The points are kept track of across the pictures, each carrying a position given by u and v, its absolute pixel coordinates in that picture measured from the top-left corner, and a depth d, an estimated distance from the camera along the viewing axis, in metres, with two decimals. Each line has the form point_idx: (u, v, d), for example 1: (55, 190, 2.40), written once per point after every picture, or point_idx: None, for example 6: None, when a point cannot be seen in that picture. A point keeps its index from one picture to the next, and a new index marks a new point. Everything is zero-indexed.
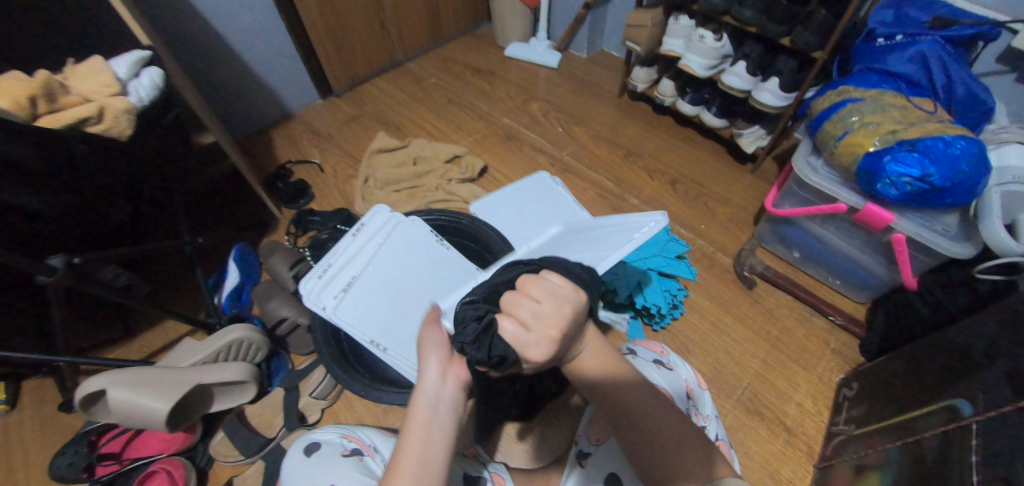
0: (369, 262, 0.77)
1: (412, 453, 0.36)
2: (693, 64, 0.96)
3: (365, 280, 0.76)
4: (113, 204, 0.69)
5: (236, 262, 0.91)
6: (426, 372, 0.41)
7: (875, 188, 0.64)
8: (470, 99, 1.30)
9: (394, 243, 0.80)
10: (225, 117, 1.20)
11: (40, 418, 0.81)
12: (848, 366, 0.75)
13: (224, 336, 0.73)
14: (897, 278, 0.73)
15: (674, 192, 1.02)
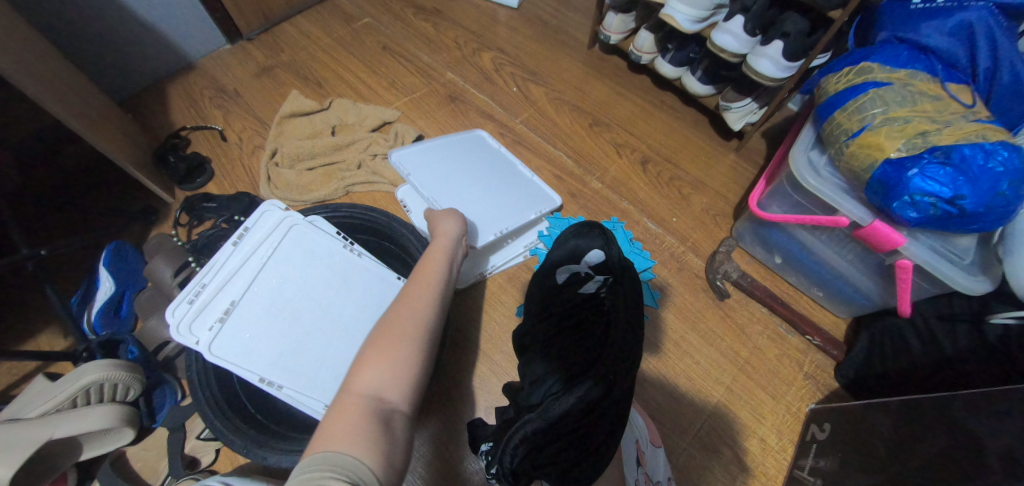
0: (258, 282, 0.62)
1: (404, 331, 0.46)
2: (677, 15, 0.76)
3: (253, 306, 0.61)
4: None
5: (109, 269, 0.72)
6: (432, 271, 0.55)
7: (889, 206, 0.50)
8: (410, 47, 1.06)
9: (289, 255, 0.64)
10: (94, 69, 0.95)
11: None
12: (819, 394, 0.67)
13: (78, 378, 0.58)
14: (889, 300, 0.62)
15: (645, 174, 0.87)
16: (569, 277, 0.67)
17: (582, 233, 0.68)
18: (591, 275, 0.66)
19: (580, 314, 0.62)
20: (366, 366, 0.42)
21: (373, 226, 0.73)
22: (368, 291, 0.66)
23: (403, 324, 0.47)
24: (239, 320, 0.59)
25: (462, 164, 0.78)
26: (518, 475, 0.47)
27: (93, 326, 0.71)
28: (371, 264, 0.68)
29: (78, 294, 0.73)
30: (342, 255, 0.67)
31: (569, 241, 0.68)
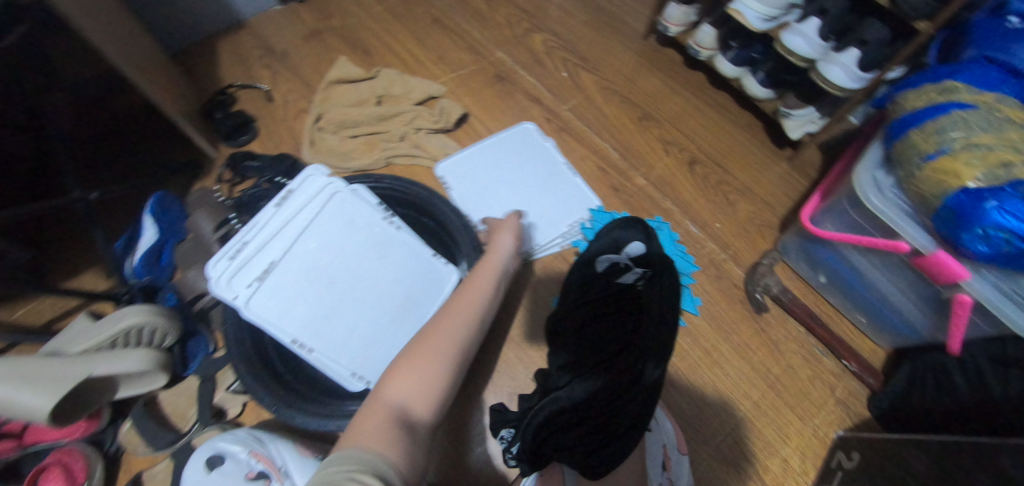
0: (297, 245, 0.63)
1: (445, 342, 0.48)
2: (747, 12, 0.72)
3: (291, 269, 0.62)
4: None
5: (153, 217, 0.73)
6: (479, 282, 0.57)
7: (958, 237, 0.47)
8: (461, 21, 1.03)
9: (330, 221, 0.65)
10: (152, 18, 0.96)
11: None
12: (850, 421, 0.65)
13: (119, 321, 0.60)
14: (941, 336, 0.59)
15: (691, 175, 0.84)
16: (608, 267, 0.64)
17: (628, 224, 0.63)
18: (631, 266, 0.62)
19: (617, 307, 0.60)
20: (398, 375, 0.44)
21: (411, 200, 0.72)
22: (402, 266, 0.66)
23: (441, 334, 0.49)
24: (277, 281, 0.60)
25: (515, 165, 0.84)
26: (537, 455, 0.51)
27: (135, 271, 0.72)
28: (408, 238, 0.67)
29: (121, 241, 0.74)
30: (380, 226, 0.67)
31: (609, 232, 0.64)
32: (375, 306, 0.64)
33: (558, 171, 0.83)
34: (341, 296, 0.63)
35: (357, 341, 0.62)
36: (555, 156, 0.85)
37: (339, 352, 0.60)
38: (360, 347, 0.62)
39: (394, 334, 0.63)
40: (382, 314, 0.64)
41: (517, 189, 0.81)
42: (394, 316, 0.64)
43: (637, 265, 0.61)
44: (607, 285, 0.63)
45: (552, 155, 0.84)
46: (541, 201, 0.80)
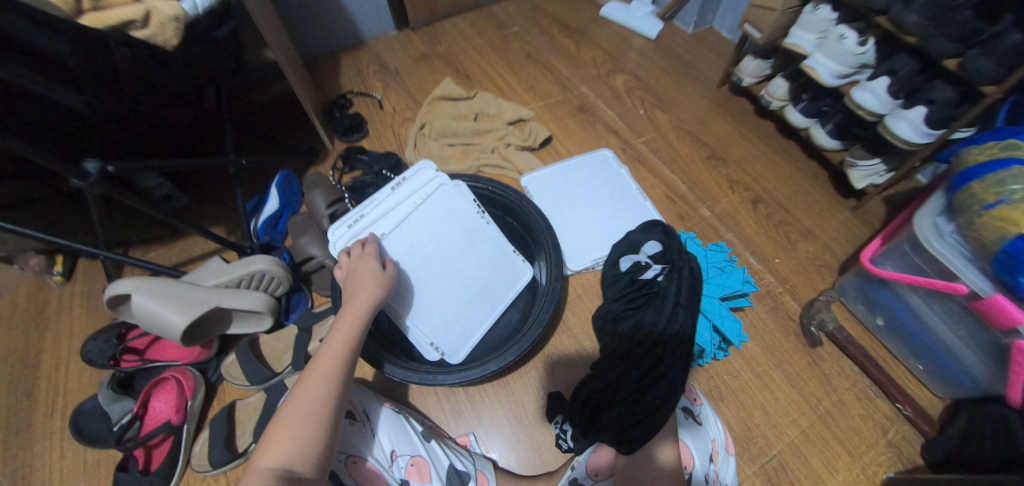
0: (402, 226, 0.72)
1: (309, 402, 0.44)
2: (819, 67, 0.81)
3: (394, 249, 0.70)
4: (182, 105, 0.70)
5: (279, 189, 0.89)
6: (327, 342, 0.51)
7: (1015, 282, 0.52)
8: (552, 59, 1.17)
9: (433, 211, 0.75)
10: (299, 33, 1.16)
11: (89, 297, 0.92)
12: (902, 465, 0.65)
13: (250, 264, 0.73)
14: (1001, 388, 0.60)
15: (753, 212, 0.89)
16: (631, 265, 0.74)
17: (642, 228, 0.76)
18: (649, 264, 0.72)
19: (639, 298, 0.68)
20: (271, 442, 0.41)
21: (503, 200, 0.83)
22: (487, 258, 0.76)
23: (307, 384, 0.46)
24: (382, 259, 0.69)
25: (586, 184, 0.93)
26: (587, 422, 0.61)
27: (258, 231, 0.87)
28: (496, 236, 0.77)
29: (252, 202, 0.90)
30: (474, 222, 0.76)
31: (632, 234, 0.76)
32: (461, 286, 0.74)
33: (630, 194, 0.91)
34: (434, 273, 0.72)
35: (441, 317, 0.72)
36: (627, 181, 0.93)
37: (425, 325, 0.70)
38: (441, 323, 0.71)
39: (471, 315, 0.74)
40: (465, 298, 0.74)
41: (590, 206, 0.90)
42: (474, 300, 0.74)
43: (654, 262, 0.72)
44: (633, 280, 0.71)
45: (625, 180, 0.93)
46: (612, 218, 0.89)
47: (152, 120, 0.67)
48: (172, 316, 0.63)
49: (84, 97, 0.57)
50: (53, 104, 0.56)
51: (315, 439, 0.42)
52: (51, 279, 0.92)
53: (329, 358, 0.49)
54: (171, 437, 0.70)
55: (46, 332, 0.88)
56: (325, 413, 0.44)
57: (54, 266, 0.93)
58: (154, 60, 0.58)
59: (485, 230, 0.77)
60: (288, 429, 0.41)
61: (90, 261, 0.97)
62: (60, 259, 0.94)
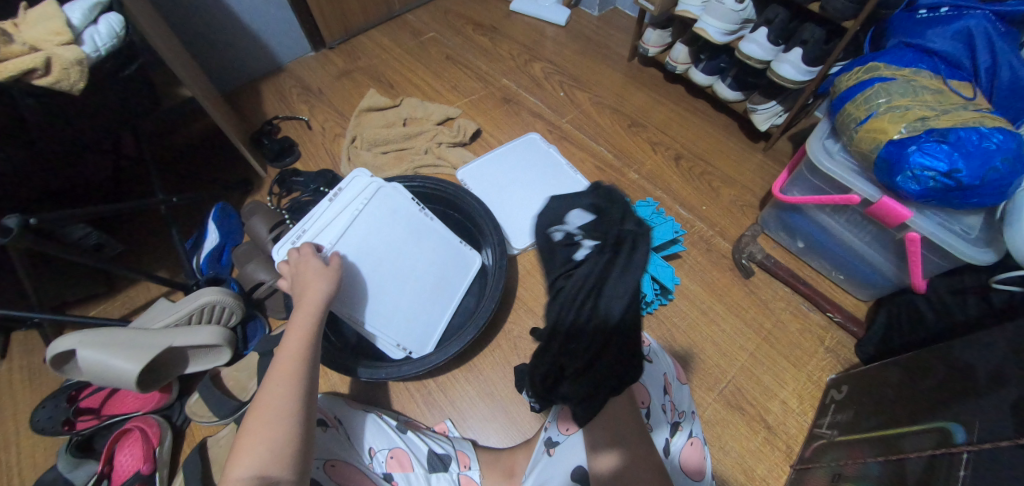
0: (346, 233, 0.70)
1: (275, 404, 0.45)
2: (708, 28, 0.87)
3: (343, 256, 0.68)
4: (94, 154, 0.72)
5: (217, 223, 0.87)
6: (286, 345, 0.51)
7: (895, 181, 0.57)
8: (470, 57, 1.21)
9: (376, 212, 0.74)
10: (211, 68, 1.14)
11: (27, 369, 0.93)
12: (840, 365, 0.71)
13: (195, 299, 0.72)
14: (904, 279, 0.67)
15: (677, 168, 0.96)
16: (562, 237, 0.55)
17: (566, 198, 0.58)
18: (580, 238, 0.53)
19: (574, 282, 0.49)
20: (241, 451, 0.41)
21: (444, 196, 0.84)
22: (434, 251, 0.78)
23: (273, 384, 0.47)
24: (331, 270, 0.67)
25: (520, 167, 0.96)
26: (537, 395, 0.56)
27: (201, 267, 0.84)
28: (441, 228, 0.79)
29: (191, 240, 0.88)
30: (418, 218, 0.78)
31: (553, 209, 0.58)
32: (417, 284, 0.75)
33: (562, 169, 0.95)
34: (389, 276, 0.73)
35: (401, 314, 0.72)
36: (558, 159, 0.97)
37: (388, 326, 0.71)
38: (403, 320, 0.72)
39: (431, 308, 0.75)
40: (420, 292, 0.75)
41: (527, 187, 0.93)
42: (429, 294, 0.76)
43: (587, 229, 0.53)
44: (564, 265, 0.52)
45: (556, 157, 0.97)
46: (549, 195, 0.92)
47: (69, 172, 0.70)
48: (123, 363, 0.64)
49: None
50: None
51: (286, 438, 0.43)
52: None
53: (285, 362, 0.49)
54: None
55: None
56: (292, 411, 0.45)
57: None
58: (60, 107, 0.61)
59: (429, 226, 0.79)
60: (256, 435, 0.42)
61: (23, 334, 0.96)
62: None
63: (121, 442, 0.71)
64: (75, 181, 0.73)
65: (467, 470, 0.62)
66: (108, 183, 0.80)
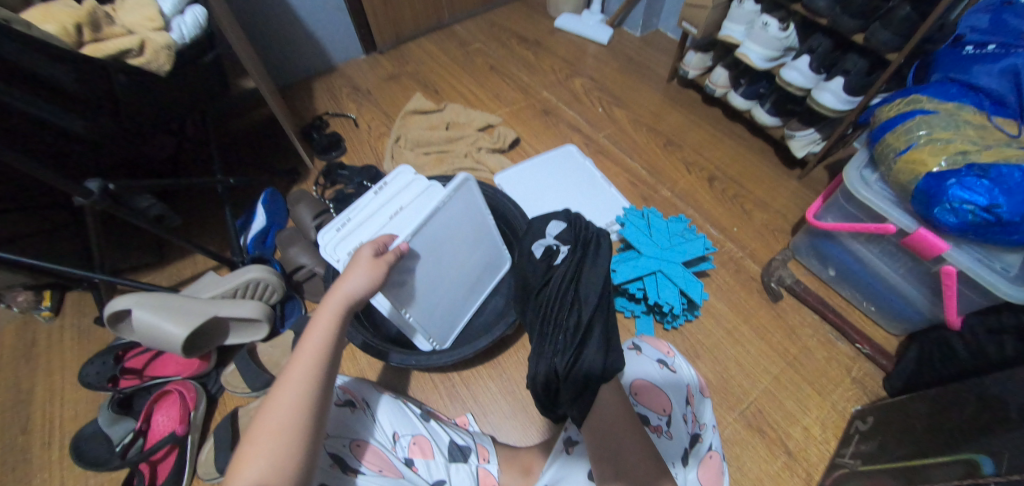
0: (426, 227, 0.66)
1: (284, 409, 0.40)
2: (751, 54, 0.90)
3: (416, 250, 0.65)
4: (163, 134, 0.75)
5: (264, 206, 0.93)
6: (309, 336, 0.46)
7: (931, 214, 0.57)
8: (513, 69, 1.26)
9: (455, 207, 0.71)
10: (272, 64, 1.22)
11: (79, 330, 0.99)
12: (867, 398, 0.70)
13: (243, 274, 0.78)
14: (938, 314, 0.66)
15: (710, 189, 0.97)
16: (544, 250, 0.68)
17: (544, 217, 0.73)
18: (558, 247, 0.67)
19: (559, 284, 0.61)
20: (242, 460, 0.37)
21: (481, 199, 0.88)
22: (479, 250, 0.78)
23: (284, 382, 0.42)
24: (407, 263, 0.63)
25: (556, 177, 1.00)
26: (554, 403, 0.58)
27: (248, 247, 0.90)
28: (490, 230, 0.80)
29: (239, 220, 0.94)
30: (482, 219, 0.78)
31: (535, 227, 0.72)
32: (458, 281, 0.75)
33: (596, 182, 0.98)
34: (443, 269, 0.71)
35: (438, 306, 0.73)
36: (592, 171, 1.00)
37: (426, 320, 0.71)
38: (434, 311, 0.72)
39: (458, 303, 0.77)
40: (457, 289, 0.76)
41: (561, 195, 0.96)
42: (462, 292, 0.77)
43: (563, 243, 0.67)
44: (548, 268, 0.65)
45: (591, 169, 1.00)
46: (582, 205, 0.95)
47: (137, 150, 0.72)
48: (172, 327, 0.68)
49: (82, 121, 0.62)
50: (53, 129, 0.60)
51: (292, 460, 0.38)
52: (39, 314, 0.98)
53: (302, 365, 0.44)
54: (177, 448, 0.72)
55: None
56: (301, 428, 0.40)
57: (42, 301, 0.99)
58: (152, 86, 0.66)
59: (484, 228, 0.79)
60: (258, 450, 0.37)
61: (77, 296, 1.04)
62: (47, 295, 1.00)
63: (160, 403, 0.77)
64: (141, 159, 0.74)
65: (486, 463, 0.63)
66: (170, 160, 0.81)
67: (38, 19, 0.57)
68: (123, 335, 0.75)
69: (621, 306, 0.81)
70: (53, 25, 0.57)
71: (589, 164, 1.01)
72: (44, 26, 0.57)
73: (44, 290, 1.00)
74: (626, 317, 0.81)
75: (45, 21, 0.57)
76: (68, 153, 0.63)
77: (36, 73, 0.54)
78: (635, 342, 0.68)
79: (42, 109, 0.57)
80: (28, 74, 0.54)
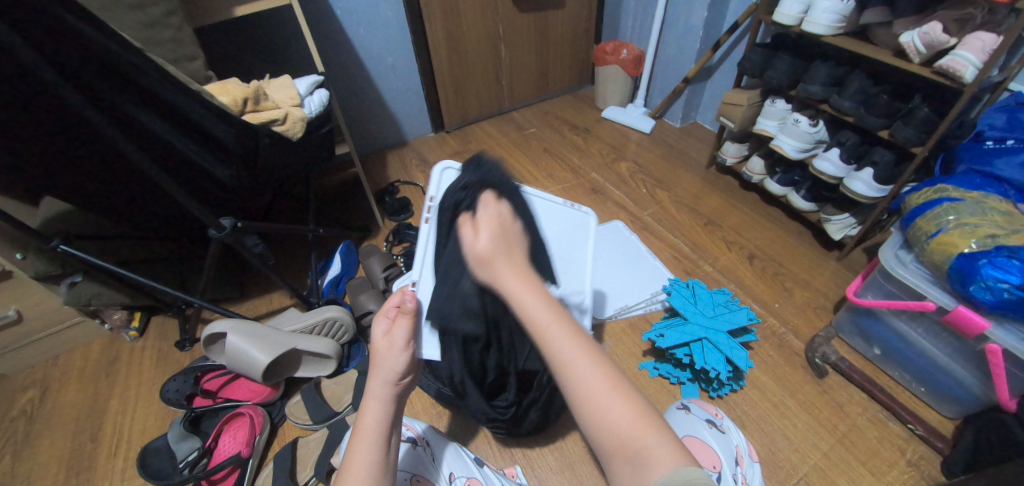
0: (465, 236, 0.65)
1: (367, 460, 0.46)
2: (786, 145, 1.00)
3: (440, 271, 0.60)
4: (269, 189, 0.89)
5: (341, 256, 1.07)
6: (380, 390, 0.50)
7: (968, 291, 0.61)
8: (564, 151, 1.43)
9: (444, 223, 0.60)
10: (359, 137, 1.45)
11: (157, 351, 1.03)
12: (927, 483, 0.68)
13: (322, 313, 0.89)
14: (992, 396, 0.66)
15: (750, 265, 1.03)
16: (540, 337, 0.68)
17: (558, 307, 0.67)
18: None
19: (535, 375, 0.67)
20: None
21: None
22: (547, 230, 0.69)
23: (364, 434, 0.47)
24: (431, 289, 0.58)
25: (604, 248, 1.08)
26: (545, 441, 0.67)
27: (322, 290, 1.03)
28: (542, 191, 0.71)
29: (320, 266, 1.08)
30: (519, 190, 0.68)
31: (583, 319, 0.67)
32: None
33: (643, 255, 1.05)
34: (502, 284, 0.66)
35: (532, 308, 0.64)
36: (638, 245, 1.08)
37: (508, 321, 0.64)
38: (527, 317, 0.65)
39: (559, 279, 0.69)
40: (557, 273, 0.63)
41: (608, 265, 1.04)
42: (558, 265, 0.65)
43: None
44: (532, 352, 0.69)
45: (638, 244, 1.09)
46: (630, 274, 1.01)
47: (246, 199, 0.85)
48: (257, 354, 0.78)
49: (226, 169, 0.75)
50: (202, 171, 0.73)
51: None
52: (127, 333, 1.04)
53: (366, 443, 0.47)
54: (237, 470, 0.76)
55: (110, 383, 0.96)
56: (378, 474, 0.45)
57: (132, 322, 1.04)
58: (285, 148, 0.82)
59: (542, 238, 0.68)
60: None
61: (161, 319, 1.09)
62: (138, 316, 1.05)
63: (228, 425, 0.83)
64: (247, 206, 0.87)
65: None
66: (263, 208, 0.95)
67: (217, 91, 0.74)
68: (213, 354, 0.89)
69: (666, 371, 0.83)
70: (227, 97, 0.74)
71: (636, 239, 1.10)
72: (220, 97, 0.74)
73: (137, 311, 1.06)
74: (671, 382, 0.83)
75: (222, 94, 0.74)
76: (207, 191, 0.77)
77: (208, 130, 0.69)
78: (683, 403, 0.70)
79: (203, 157, 0.71)
80: (200, 129, 0.68)
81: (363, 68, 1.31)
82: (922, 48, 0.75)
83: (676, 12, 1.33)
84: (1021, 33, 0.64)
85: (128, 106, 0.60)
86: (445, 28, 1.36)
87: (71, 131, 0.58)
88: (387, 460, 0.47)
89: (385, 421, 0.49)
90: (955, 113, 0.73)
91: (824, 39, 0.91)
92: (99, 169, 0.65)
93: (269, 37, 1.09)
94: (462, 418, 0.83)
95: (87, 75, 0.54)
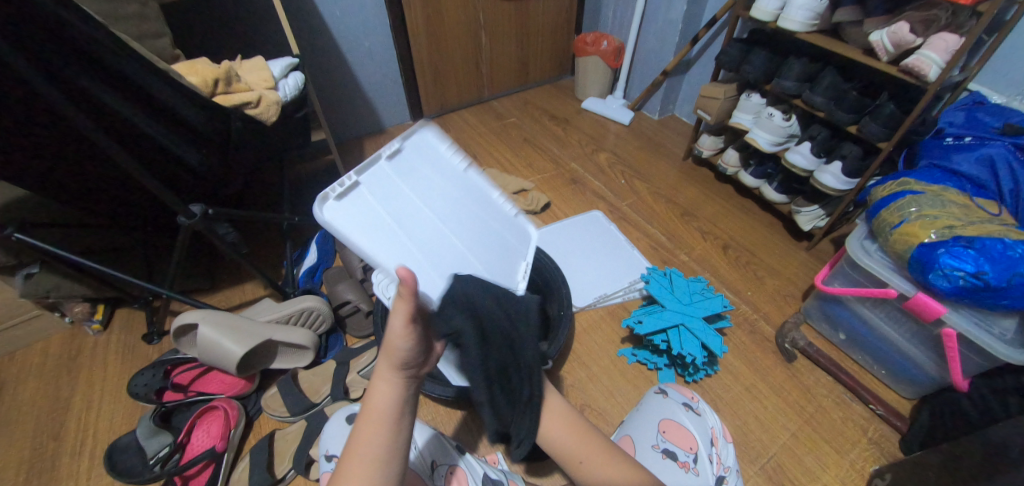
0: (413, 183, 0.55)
1: (376, 446, 0.43)
2: (759, 138, 1.03)
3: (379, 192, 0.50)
4: (241, 176, 0.85)
5: (317, 245, 1.05)
6: (388, 374, 0.44)
7: (927, 279, 0.65)
8: (544, 142, 1.43)
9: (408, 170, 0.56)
10: (335, 123, 1.41)
11: (120, 344, 0.98)
12: (885, 459, 0.72)
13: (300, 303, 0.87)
14: (946, 377, 0.71)
15: (724, 255, 1.06)
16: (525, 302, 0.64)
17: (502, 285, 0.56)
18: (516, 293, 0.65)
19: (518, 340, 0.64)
20: None
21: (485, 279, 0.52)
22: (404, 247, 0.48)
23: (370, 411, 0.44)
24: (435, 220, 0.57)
25: (582, 236, 1.10)
26: None
27: (299, 279, 1.00)
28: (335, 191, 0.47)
29: (293, 256, 1.05)
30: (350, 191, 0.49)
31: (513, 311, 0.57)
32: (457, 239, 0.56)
33: (621, 243, 1.07)
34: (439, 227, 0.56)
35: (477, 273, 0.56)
36: (615, 233, 1.11)
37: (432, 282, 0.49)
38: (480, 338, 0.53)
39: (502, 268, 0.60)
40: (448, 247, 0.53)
41: (592, 255, 1.05)
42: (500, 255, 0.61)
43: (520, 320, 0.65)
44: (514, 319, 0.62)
45: (616, 230, 1.10)
46: (615, 261, 1.04)
47: (216, 187, 0.81)
48: (232, 345, 0.76)
49: (196, 154, 0.72)
50: (170, 156, 0.70)
51: None
52: (89, 327, 0.98)
53: (370, 428, 0.43)
54: (213, 465, 0.74)
55: (72, 377, 0.92)
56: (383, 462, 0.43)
57: (94, 314, 0.99)
58: (257, 134, 0.79)
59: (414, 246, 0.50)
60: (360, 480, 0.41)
61: (125, 312, 1.04)
62: (101, 309, 1.00)
63: (202, 418, 0.80)
64: (218, 193, 0.84)
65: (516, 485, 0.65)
66: (235, 195, 0.92)
67: (185, 71, 0.70)
68: (181, 347, 0.85)
69: (644, 358, 0.85)
70: (196, 77, 0.70)
71: (612, 227, 1.12)
72: (189, 78, 0.70)
73: (100, 303, 1.00)
74: (648, 369, 0.85)
75: (190, 74, 0.70)
76: (176, 176, 0.73)
77: (176, 112, 0.66)
78: (660, 387, 0.72)
79: (171, 141, 0.68)
80: (167, 111, 0.65)
81: (339, 53, 1.27)
82: (890, 47, 0.78)
83: (656, 5, 1.34)
84: (980, 34, 0.67)
85: (89, 85, 0.56)
86: (424, 13, 1.33)
87: (32, 115, 0.55)
88: (398, 444, 0.44)
89: (397, 405, 0.44)
90: (919, 110, 0.76)
91: (798, 35, 0.93)
92: (57, 153, 0.61)
93: (239, 16, 1.04)
94: (446, 408, 0.83)
95: (40, 49, 0.51)
